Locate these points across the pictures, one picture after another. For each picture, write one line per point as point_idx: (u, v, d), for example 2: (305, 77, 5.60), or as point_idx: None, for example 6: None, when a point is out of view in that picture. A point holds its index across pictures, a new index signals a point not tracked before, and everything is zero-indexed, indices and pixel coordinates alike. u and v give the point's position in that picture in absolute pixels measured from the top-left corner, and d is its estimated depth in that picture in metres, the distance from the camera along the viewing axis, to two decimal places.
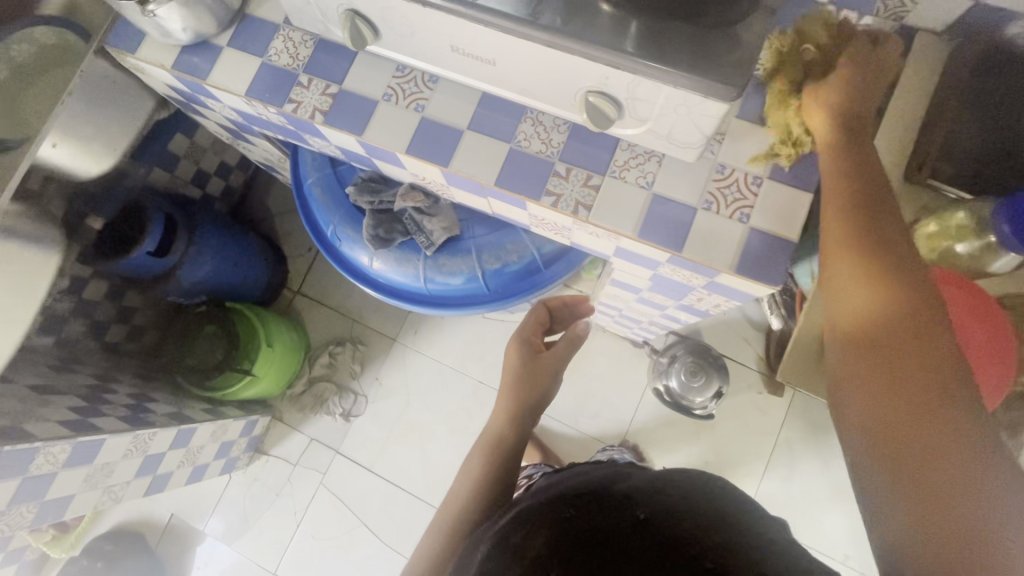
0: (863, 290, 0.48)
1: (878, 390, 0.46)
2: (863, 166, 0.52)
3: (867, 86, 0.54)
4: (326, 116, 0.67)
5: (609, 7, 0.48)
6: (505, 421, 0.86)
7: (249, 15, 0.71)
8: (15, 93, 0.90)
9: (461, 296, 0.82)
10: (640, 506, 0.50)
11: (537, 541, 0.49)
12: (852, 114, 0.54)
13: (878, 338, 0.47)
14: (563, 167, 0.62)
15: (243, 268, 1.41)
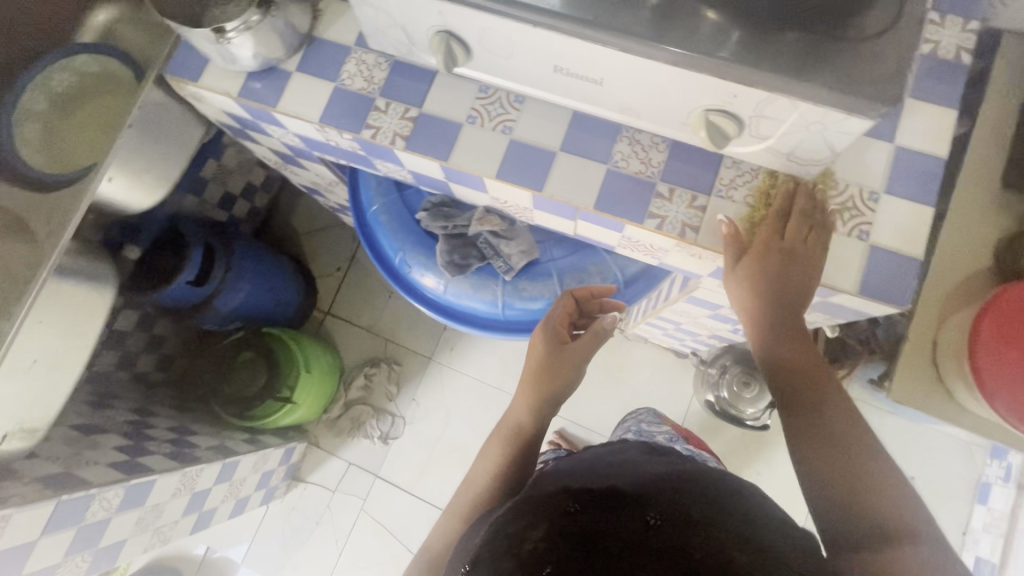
0: (814, 438, 0.57)
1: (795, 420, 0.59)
2: (774, 306, 0.59)
3: (804, 260, 0.56)
4: (407, 141, 0.64)
5: (714, 15, 0.47)
6: (524, 416, 0.69)
7: (318, 38, 0.68)
8: (56, 125, 0.86)
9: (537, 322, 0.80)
10: (651, 510, 0.49)
11: (537, 532, 0.48)
12: (769, 271, 0.57)
13: (840, 466, 0.54)
14: (665, 187, 0.59)
15: (277, 292, 1.37)
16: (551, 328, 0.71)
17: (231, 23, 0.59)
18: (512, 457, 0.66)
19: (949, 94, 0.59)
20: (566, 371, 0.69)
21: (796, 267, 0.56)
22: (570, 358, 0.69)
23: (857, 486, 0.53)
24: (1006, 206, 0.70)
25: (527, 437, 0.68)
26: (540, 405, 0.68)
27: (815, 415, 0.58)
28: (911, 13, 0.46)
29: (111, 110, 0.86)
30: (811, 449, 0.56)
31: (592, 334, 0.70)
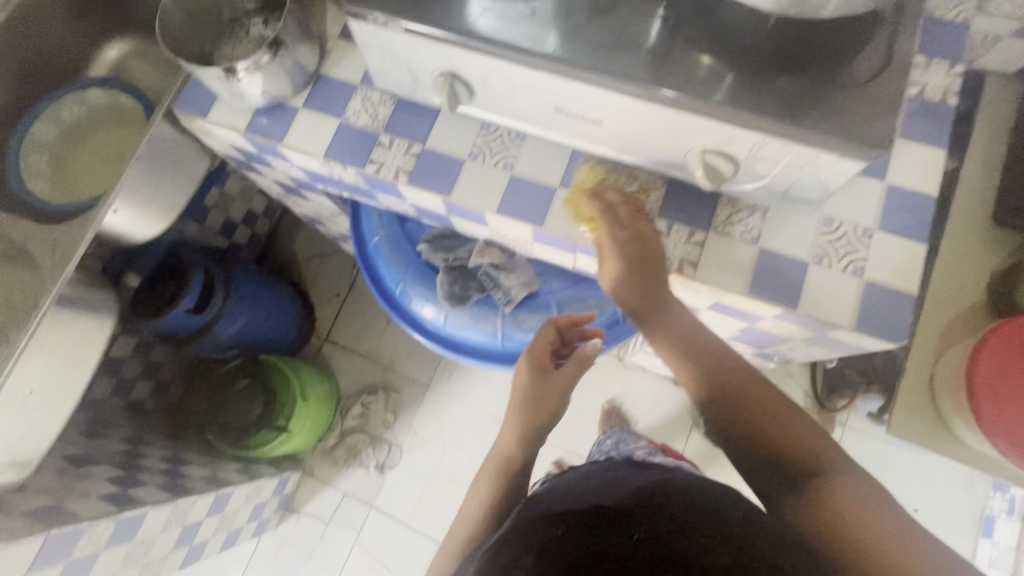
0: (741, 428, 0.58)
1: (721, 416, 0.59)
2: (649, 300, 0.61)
3: (645, 250, 0.59)
4: (410, 176, 0.65)
5: (709, 60, 0.49)
6: (512, 445, 0.70)
7: (325, 76, 0.70)
8: (62, 154, 0.88)
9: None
10: (637, 524, 0.45)
11: (525, 560, 0.44)
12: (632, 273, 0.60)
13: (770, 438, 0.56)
14: (664, 223, 0.61)
15: (276, 318, 1.37)
16: (533, 359, 0.70)
17: (242, 64, 0.61)
18: (502, 492, 0.67)
19: (937, 135, 0.61)
20: (552, 398, 0.70)
21: (650, 267, 0.59)
22: (553, 386, 0.69)
23: (776, 443, 0.56)
24: (999, 241, 0.71)
25: (514, 471, 0.69)
26: (527, 436, 0.70)
27: (734, 397, 0.59)
28: (897, 62, 0.48)
29: (118, 142, 0.88)
30: (736, 429, 0.58)
31: (574, 360, 0.70)
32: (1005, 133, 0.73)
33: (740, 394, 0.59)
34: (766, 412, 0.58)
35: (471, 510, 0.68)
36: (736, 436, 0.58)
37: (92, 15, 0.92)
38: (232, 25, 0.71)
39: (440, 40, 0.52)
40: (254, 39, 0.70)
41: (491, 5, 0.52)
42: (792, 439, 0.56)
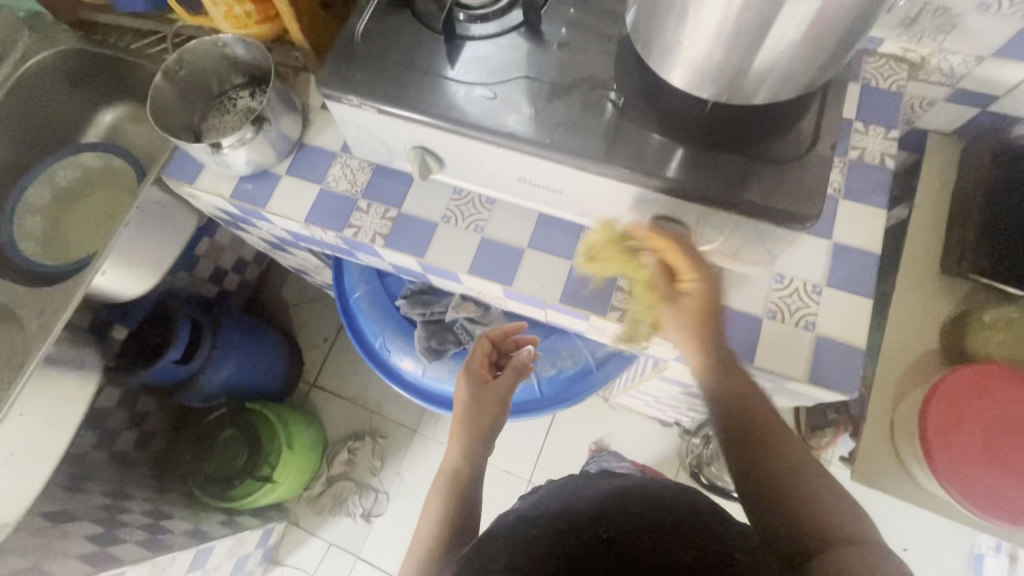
0: (768, 473, 0.51)
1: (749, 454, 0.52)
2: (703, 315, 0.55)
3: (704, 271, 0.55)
4: (386, 239, 0.69)
5: (656, 137, 0.54)
6: (458, 458, 0.68)
7: (307, 144, 0.74)
8: (55, 215, 0.91)
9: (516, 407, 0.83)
10: (604, 526, 0.49)
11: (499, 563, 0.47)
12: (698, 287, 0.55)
13: (792, 491, 0.49)
14: (626, 281, 0.64)
15: (262, 366, 1.38)
16: (472, 371, 0.72)
17: (227, 141, 0.65)
18: (457, 506, 0.63)
19: (879, 194, 0.65)
20: (493, 407, 0.70)
21: (705, 310, 0.55)
22: (493, 395, 0.71)
23: (789, 500, 0.49)
24: (949, 289, 0.75)
25: (466, 484, 0.66)
26: (473, 446, 0.68)
27: (762, 450, 0.52)
28: (826, 137, 0.52)
29: (111, 204, 0.92)
30: (760, 477, 0.51)
31: (511, 369, 0.72)
32: (947, 186, 0.78)
33: (767, 447, 0.52)
34: (792, 475, 0.50)
35: (420, 535, 0.63)
36: (749, 489, 0.52)
37: (88, 85, 0.95)
38: (222, 98, 0.77)
39: (408, 120, 0.57)
40: (241, 113, 0.75)
41: (455, 87, 0.57)
42: (814, 501, 0.48)
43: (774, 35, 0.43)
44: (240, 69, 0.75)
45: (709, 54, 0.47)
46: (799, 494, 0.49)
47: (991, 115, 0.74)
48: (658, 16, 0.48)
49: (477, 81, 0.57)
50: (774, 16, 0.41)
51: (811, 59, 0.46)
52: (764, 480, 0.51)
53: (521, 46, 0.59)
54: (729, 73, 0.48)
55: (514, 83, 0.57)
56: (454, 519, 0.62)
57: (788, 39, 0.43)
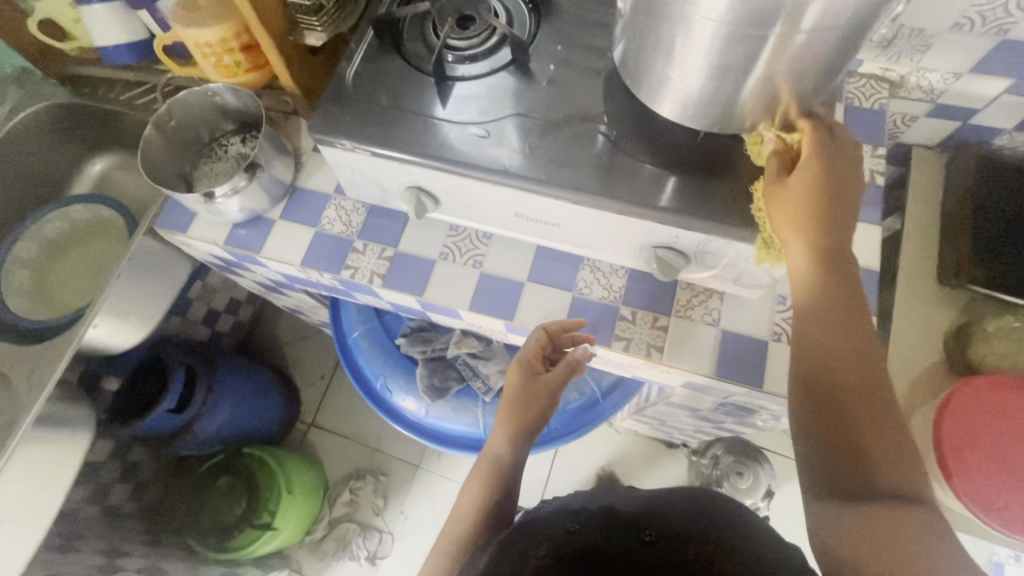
0: (842, 429, 0.43)
1: (820, 401, 0.45)
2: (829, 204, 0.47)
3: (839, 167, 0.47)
4: (384, 279, 0.68)
5: (651, 167, 0.54)
6: (503, 445, 0.63)
7: (300, 188, 0.74)
8: (43, 270, 0.91)
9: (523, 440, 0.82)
10: (648, 528, 0.49)
11: (539, 550, 0.48)
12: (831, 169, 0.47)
13: (859, 461, 0.42)
14: (628, 310, 0.63)
15: (259, 408, 1.34)
16: (523, 362, 0.62)
17: (220, 190, 0.65)
18: (492, 498, 0.61)
19: (873, 210, 0.66)
20: (540, 400, 0.63)
21: (833, 191, 0.47)
22: (542, 391, 0.63)
23: (862, 475, 0.41)
24: (947, 300, 0.75)
25: (503, 473, 0.62)
26: (518, 436, 0.63)
27: (841, 399, 0.44)
28: None
29: (101, 257, 0.92)
30: (828, 427, 0.44)
31: (566, 366, 0.63)
32: (935, 198, 0.79)
33: (848, 374, 0.44)
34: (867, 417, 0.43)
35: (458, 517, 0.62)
36: (814, 448, 0.44)
37: (76, 138, 0.95)
38: (212, 144, 0.76)
39: (402, 161, 0.57)
40: (232, 159, 0.75)
41: (447, 127, 0.57)
42: (885, 473, 0.41)
43: (764, 66, 0.44)
44: (230, 116, 0.76)
45: (698, 88, 0.48)
46: (858, 438, 0.42)
47: (972, 128, 0.75)
48: (644, 53, 0.49)
49: (469, 121, 0.58)
50: (761, 53, 0.42)
51: (798, 90, 0.47)
52: (836, 416, 0.43)
53: (511, 85, 0.59)
54: (719, 105, 0.49)
55: (506, 121, 0.57)
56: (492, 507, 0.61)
57: (773, 71, 0.44)
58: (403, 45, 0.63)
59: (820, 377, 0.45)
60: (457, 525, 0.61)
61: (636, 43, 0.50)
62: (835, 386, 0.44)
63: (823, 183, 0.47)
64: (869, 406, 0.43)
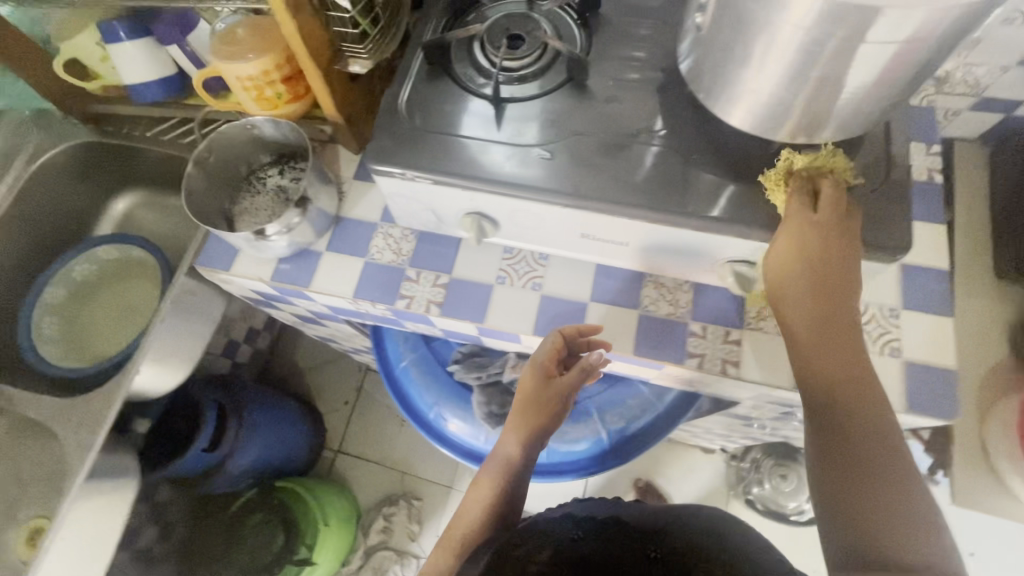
0: (845, 483, 0.45)
1: (825, 453, 0.47)
2: (821, 259, 0.48)
3: (837, 219, 0.48)
4: (441, 307, 0.66)
5: (725, 181, 0.53)
6: (513, 448, 0.67)
7: (344, 218, 0.72)
8: (73, 313, 0.88)
9: (551, 465, 0.80)
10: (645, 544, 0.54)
11: (542, 554, 0.53)
12: (826, 222, 0.48)
13: (861, 515, 0.43)
14: (698, 326, 0.62)
15: (288, 441, 1.31)
16: (537, 365, 0.63)
17: (272, 228, 0.64)
18: (500, 494, 0.65)
19: (935, 208, 0.65)
20: (553, 405, 0.66)
21: (828, 244, 0.48)
22: (554, 394, 0.65)
23: (861, 529, 0.42)
24: (1005, 294, 0.74)
25: (514, 473, 0.66)
26: (530, 438, 0.66)
27: (841, 450, 0.46)
28: (896, 165, 0.52)
29: (133, 298, 0.89)
30: (830, 483, 0.45)
31: (578, 371, 0.64)
32: (982, 191, 0.78)
33: (850, 425, 0.47)
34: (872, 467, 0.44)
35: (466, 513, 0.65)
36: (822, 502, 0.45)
37: (98, 176, 0.93)
38: (250, 178, 0.74)
39: (466, 188, 0.56)
40: (272, 192, 0.73)
41: (510, 150, 0.56)
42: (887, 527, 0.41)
43: (856, 75, 0.42)
44: (268, 148, 0.74)
45: (780, 98, 0.46)
46: (855, 492, 0.44)
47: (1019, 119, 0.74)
48: (719, 67, 0.48)
49: (530, 144, 0.56)
50: (855, 61, 0.41)
51: (884, 98, 0.46)
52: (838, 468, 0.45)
53: (569, 105, 0.58)
54: (801, 115, 0.48)
55: (569, 142, 0.56)
56: (498, 508, 0.64)
57: (862, 81, 0.43)
58: (453, 69, 0.61)
59: (827, 432, 0.47)
60: (459, 528, 0.64)
61: (711, 57, 0.48)
62: (836, 441, 0.47)
63: (809, 233, 0.48)
64: (870, 457, 0.45)
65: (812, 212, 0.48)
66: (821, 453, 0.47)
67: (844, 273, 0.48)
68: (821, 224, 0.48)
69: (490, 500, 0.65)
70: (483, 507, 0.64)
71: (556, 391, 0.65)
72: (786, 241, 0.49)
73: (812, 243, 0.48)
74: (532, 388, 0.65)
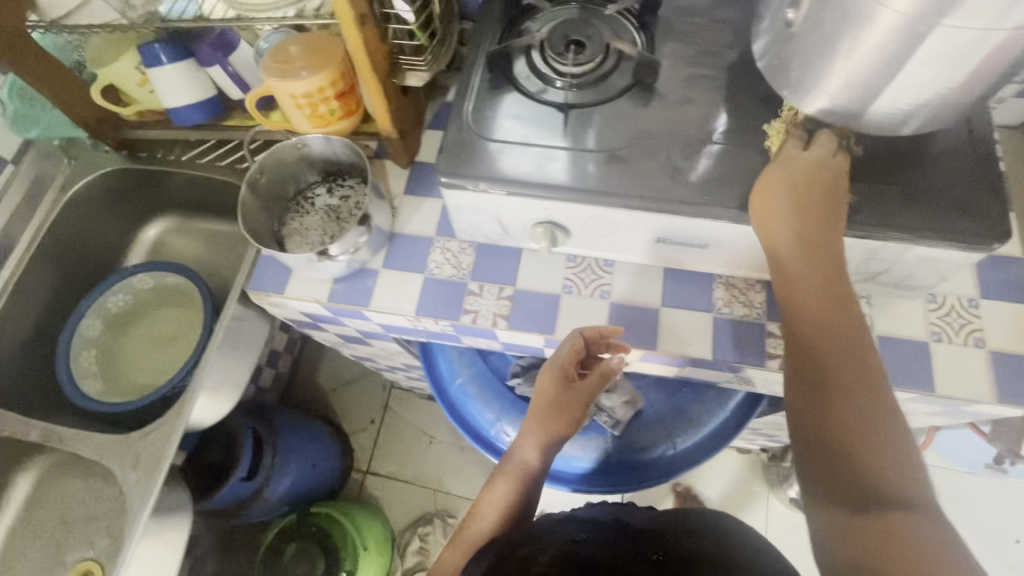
0: (833, 411, 0.44)
1: (811, 382, 0.46)
2: (813, 207, 0.49)
3: (828, 177, 0.49)
4: (508, 320, 0.65)
5: None
6: (531, 453, 0.64)
7: (398, 234, 0.70)
8: (112, 346, 0.85)
9: (586, 478, 0.78)
10: (656, 548, 0.50)
11: (544, 556, 0.48)
12: (814, 177, 0.49)
13: (851, 447, 0.42)
14: (776, 326, 0.61)
15: (321, 466, 1.27)
16: (557, 368, 0.62)
17: (336, 249, 0.63)
18: (515, 498, 0.61)
19: None
20: (573, 409, 0.65)
21: (819, 198, 0.49)
22: (574, 398, 0.64)
23: (851, 463, 0.42)
24: None
25: (534, 478, 0.63)
26: (549, 443, 0.64)
27: (827, 376, 0.45)
28: (980, 156, 0.51)
29: (172, 327, 0.87)
30: (818, 410, 0.45)
31: (597, 376, 0.64)
32: None
33: (834, 352, 0.46)
34: (860, 420, 0.43)
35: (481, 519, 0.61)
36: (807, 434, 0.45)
37: (130, 205, 0.91)
38: (298, 198, 0.73)
39: (542, 198, 0.54)
40: (321, 211, 0.71)
41: (564, 155, 0.55)
42: (879, 461, 0.41)
43: (959, 67, 0.42)
44: (315, 167, 0.72)
45: (872, 93, 0.46)
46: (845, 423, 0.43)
47: None
48: (805, 65, 0.47)
49: (603, 150, 0.55)
50: (963, 53, 0.40)
51: (982, 92, 0.45)
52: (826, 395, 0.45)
53: (637, 109, 0.57)
54: (889, 110, 0.47)
55: (642, 146, 0.55)
56: (512, 513, 0.60)
57: (961, 73, 0.42)
58: (514, 77, 0.60)
59: (812, 360, 0.47)
60: (472, 534, 0.59)
61: (799, 53, 0.47)
62: (821, 365, 0.46)
63: (803, 189, 0.49)
64: (856, 386, 0.45)
65: (799, 170, 0.49)
66: (804, 382, 0.47)
67: (834, 211, 0.49)
68: (814, 184, 0.49)
69: (506, 507, 0.60)
70: (498, 515, 0.60)
71: (576, 396, 0.64)
72: (767, 197, 0.50)
73: (801, 197, 0.49)
74: (550, 392, 0.64)
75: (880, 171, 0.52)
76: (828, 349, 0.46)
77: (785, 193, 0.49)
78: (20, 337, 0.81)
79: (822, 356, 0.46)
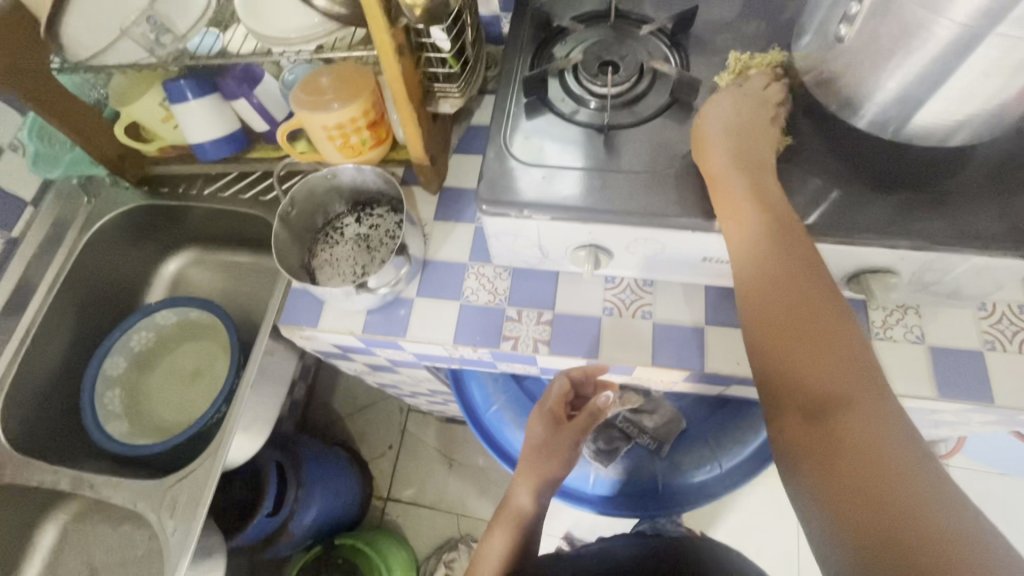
0: (779, 309, 0.41)
1: (755, 283, 0.43)
2: (747, 132, 0.50)
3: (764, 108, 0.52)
4: (549, 345, 0.63)
5: (859, 192, 0.51)
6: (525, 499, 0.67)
7: (434, 261, 0.69)
8: (137, 384, 0.84)
9: (630, 501, 0.76)
10: None
11: None
12: (750, 113, 0.51)
13: (798, 345, 0.40)
14: None
15: (345, 493, 1.24)
16: (546, 411, 0.68)
17: (375, 278, 0.61)
18: (515, 543, 0.66)
19: None
20: (564, 450, 0.67)
21: (754, 127, 0.50)
22: (563, 440, 0.67)
23: (799, 362, 0.39)
24: None
25: (531, 524, 0.67)
26: (541, 489, 0.67)
27: (772, 273, 0.43)
28: None
29: (196, 362, 0.85)
30: (763, 309, 0.42)
31: (586, 416, 0.67)
32: None
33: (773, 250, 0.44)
34: (806, 318, 0.40)
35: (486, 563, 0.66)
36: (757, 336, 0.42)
37: (150, 239, 0.89)
38: (327, 228, 0.72)
39: (587, 221, 0.53)
40: (349, 240, 0.71)
41: (575, 174, 0.54)
42: (827, 358, 0.38)
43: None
44: (342, 197, 0.72)
45: (931, 103, 0.45)
46: (790, 321, 0.41)
47: None
48: (862, 76, 0.47)
49: (647, 169, 0.54)
50: None
51: None
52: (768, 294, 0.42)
53: (678, 127, 0.56)
54: (947, 120, 0.47)
55: (688, 162, 0.54)
56: (514, 557, 0.66)
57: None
58: (550, 100, 0.60)
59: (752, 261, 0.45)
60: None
61: (853, 66, 0.47)
62: (763, 263, 0.44)
63: (742, 119, 0.51)
64: (802, 281, 0.42)
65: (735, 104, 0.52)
66: (750, 283, 0.44)
67: (765, 137, 0.50)
68: (748, 115, 0.51)
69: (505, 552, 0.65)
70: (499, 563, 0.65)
71: (565, 437, 0.67)
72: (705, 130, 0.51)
73: (740, 127, 0.50)
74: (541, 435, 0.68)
75: (933, 182, 0.51)
76: (771, 253, 0.44)
77: (719, 125, 0.51)
78: (44, 382, 0.79)
79: (765, 260, 0.44)
